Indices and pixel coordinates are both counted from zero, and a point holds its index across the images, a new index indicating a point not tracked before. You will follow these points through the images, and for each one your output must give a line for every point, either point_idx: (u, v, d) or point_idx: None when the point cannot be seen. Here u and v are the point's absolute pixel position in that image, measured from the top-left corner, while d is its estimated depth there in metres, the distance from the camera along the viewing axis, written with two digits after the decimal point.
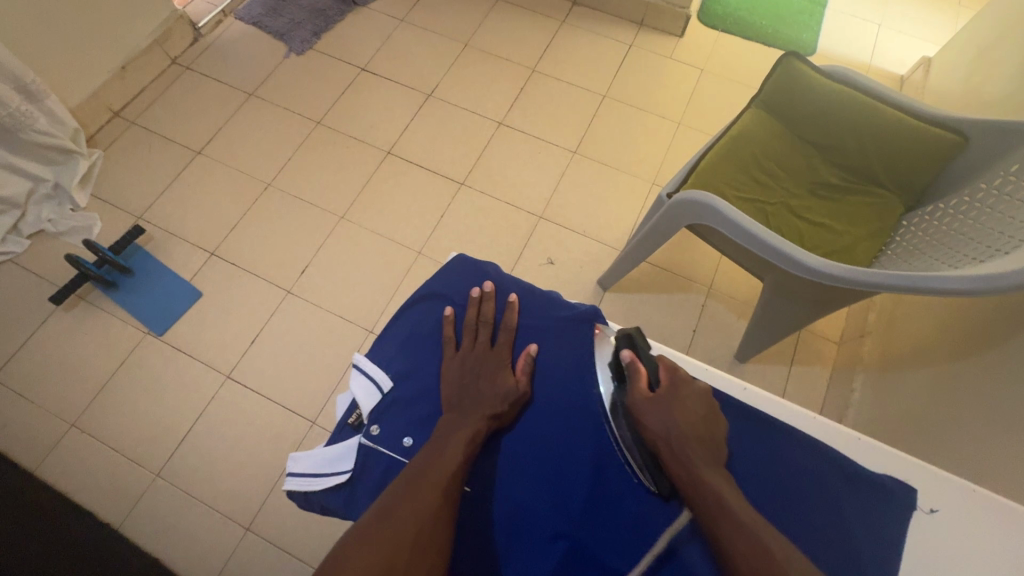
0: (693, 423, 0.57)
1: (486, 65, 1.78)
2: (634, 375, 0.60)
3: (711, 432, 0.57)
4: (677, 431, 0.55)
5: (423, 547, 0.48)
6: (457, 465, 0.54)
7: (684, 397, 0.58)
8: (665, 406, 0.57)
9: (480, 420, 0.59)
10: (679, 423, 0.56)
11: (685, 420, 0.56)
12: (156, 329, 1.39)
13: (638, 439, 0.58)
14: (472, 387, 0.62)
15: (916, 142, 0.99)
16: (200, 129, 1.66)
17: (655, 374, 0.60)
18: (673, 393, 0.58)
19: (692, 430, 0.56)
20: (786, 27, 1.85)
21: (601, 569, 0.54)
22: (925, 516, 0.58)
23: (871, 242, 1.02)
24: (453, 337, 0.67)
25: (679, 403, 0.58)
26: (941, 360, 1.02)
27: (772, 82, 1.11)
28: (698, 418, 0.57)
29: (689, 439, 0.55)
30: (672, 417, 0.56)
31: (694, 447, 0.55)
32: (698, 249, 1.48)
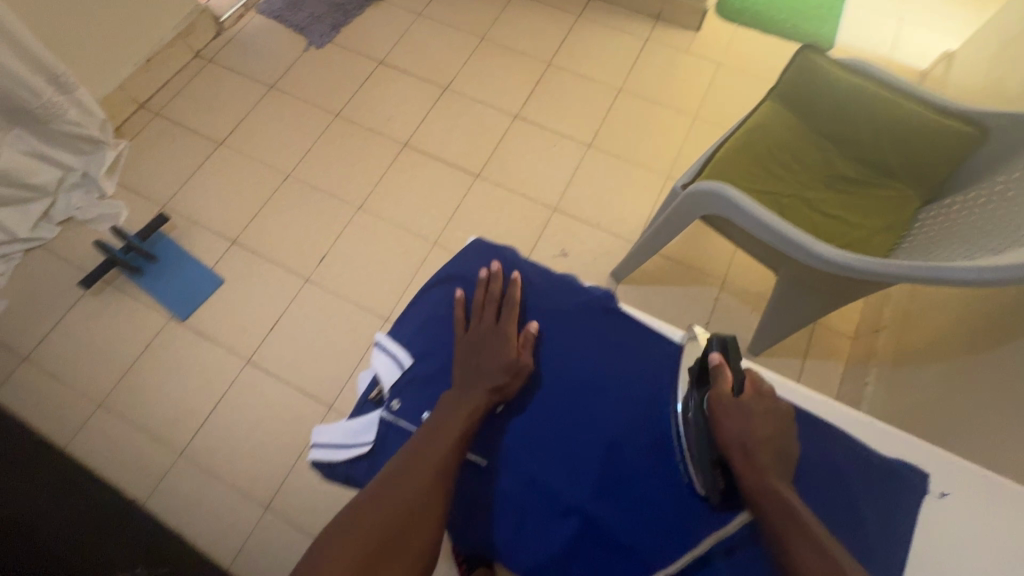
0: (770, 433, 0.55)
1: (502, 59, 1.79)
2: (719, 380, 0.59)
3: (785, 443, 0.56)
4: (750, 435, 0.55)
5: (419, 513, 0.51)
6: (459, 437, 0.57)
7: (765, 407, 0.57)
8: (746, 413, 0.56)
9: (482, 394, 0.60)
10: (758, 431, 0.55)
11: (765, 429, 0.55)
12: (179, 314, 1.43)
13: (707, 442, 0.57)
14: (476, 361, 0.63)
15: (937, 135, 0.98)
16: (222, 120, 1.70)
17: (742, 382, 0.59)
18: (758, 403, 0.57)
19: (767, 438, 0.55)
20: (804, 21, 1.84)
21: (612, 541, 0.57)
22: (935, 499, 0.59)
23: (887, 234, 1.02)
24: (463, 317, 0.68)
25: (763, 412, 0.56)
26: (956, 354, 1.02)
27: (788, 77, 1.12)
28: (777, 429, 0.56)
29: (767, 448, 0.54)
30: (755, 427, 0.55)
31: (766, 455, 0.54)
32: (712, 243, 1.48)
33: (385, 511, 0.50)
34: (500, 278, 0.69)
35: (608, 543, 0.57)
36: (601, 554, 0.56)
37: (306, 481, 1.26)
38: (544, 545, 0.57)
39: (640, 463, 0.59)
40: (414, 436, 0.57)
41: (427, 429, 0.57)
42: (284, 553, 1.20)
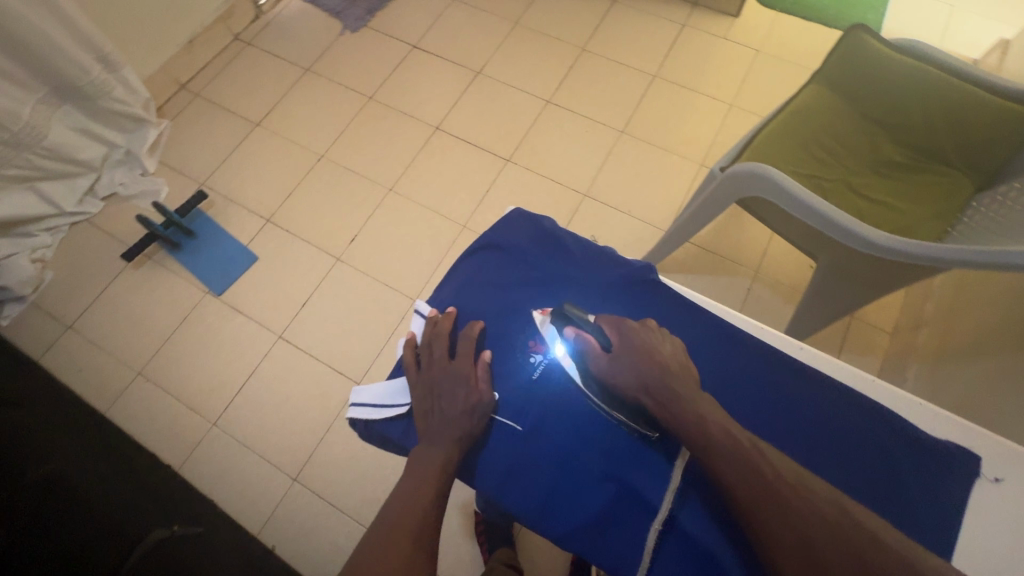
0: (666, 359, 0.57)
1: (536, 44, 1.78)
2: (587, 349, 0.58)
3: (681, 364, 0.57)
4: (653, 373, 0.55)
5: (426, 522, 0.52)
6: (448, 456, 0.55)
7: (641, 342, 0.58)
8: (626, 360, 0.56)
9: (452, 442, 0.56)
10: (655, 365, 0.56)
11: (655, 359, 0.56)
12: (214, 289, 1.47)
13: (617, 399, 0.57)
14: (435, 408, 0.58)
15: (994, 118, 0.94)
16: (259, 102, 1.73)
17: (601, 332, 0.58)
18: (629, 344, 0.57)
19: (665, 369, 0.55)
20: (849, 7, 1.78)
21: (648, 509, 0.55)
22: (989, 484, 0.57)
23: (935, 221, 0.98)
24: (414, 360, 0.63)
25: (641, 349, 0.57)
26: (1005, 348, 0.97)
27: (839, 56, 1.08)
28: (670, 353, 0.57)
29: (669, 375, 0.55)
30: (643, 362, 0.56)
31: (680, 386, 0.54)
32: (746, 232, 1.45)
33: (393, 522, 0.51)
34: (444, 318, 0.64)
35: (643, 508, 0.55)
36: (638, 522, 0.54)
37: (334, 455, 1.29)
38: (576, 509, 0.56)
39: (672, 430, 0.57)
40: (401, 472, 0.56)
41: (422, 438, 0.57)
42: (310, 523, 1.23)
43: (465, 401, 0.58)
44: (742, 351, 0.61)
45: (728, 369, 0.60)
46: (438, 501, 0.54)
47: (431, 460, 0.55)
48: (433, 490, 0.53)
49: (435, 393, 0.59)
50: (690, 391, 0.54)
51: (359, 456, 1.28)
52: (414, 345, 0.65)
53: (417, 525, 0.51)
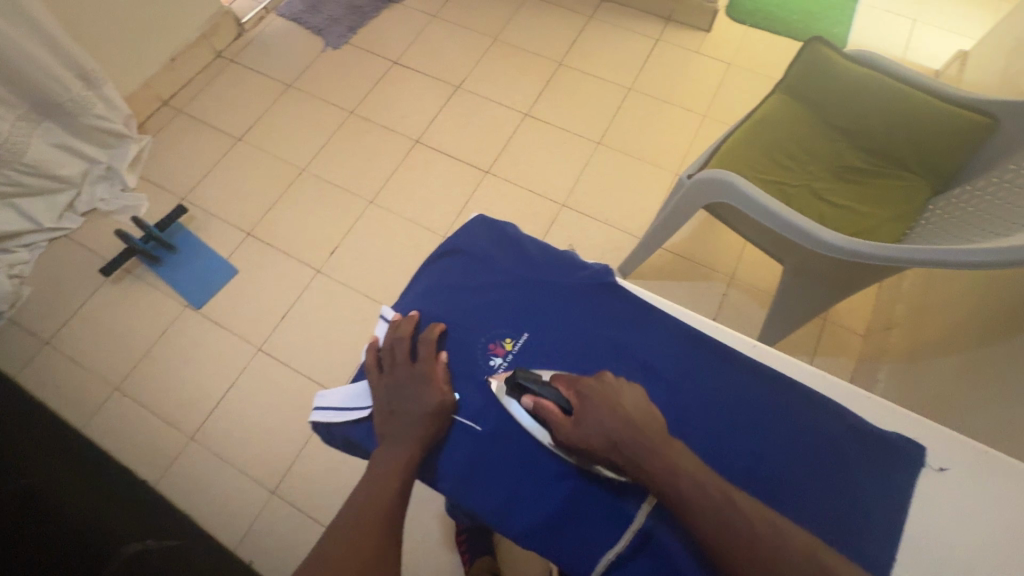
0: (630, 414, 0.53)
1: (514, 59, 1.82)
2: (548, 418, 0.54)
3: (647, 417, 0.53)
4: (615, 429, 0.52)
5: (386, 522, 0.52)
6: (410, 457, 0.56)
7: (603, 400, 0.54)
8: (592, 424, 0.53)
9: (413, 444, 0.56)
10: (617, 428, 0.52)
11: (618, 414, 0.53)
12: (194, 303, 1.47)
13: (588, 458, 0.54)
14: (397, 410, 0.59)
15: (946, 125, 0.98)
16: (241, 117, 1.75)
17: (562, 400, 0.55)
18: (590, 403, 0.54)
19: (630, 424, 0.52)
20: (816, 21, 1.84)
21: (608, 505, 0.55)
22: (935, 474, 0.58)
23: (895, 224, 1.01)
24: (376, 363, 0.64)
25: (603, 407, 0.54)
26: (969, 347, 1.00)
27: (798, 68, 1.12)
28: (632, 403, 0.54)
29: (635, 431, 0.52)
30: (607, 418, 0.53)
31: (643, 437, 0.52)
32: (721, 239, 1.48)
33: (353, 521, 0.51)
34: (406, 322, 0.65)
35: (602, 503, 0.55)
36: (596, 519, 0.55)
37: (313, 468, 1.28)
38: (536, 508, 0.56)
39: None
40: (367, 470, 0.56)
41: (385, 440, 0.57)
42: (290, 537, 1.22)
43: (424, 403, 0.59)
44: (698, 349, 0.63)
45: (686, 367, 0.62)
46: (401, 497, 0.54)
47: (392, 459, 0.55)
48: (396, 487, 0.54)
49: (398, 394, 0.60)
50: (657, 441, 0.52)
51: (339, 468, 1.28)
52: (377, 348, 0.66)
53: (376, 518, 0.52)
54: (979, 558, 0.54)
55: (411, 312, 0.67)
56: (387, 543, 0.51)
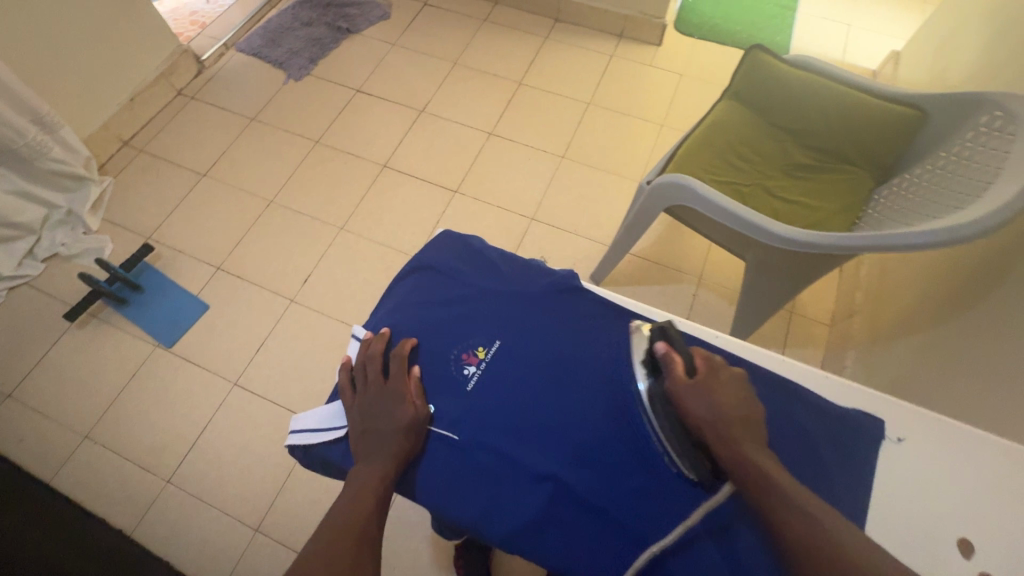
0: (735, 406, 0.54)
1: (475, 81, 1.87)
2: (672, 366, 0.56)
3: (751, 412, 0.55)
4: (718, 411, 0.53)
5: (360, 539, 0.52)
6: (383, 473, 0.56)
7: (724, 382, 0.56)
8: (708, 392, 0.54)
9: (388, 459, 0.56)
10: (723, 409, 0.53)
11: (727, 401, 0.54)
12: (165, 342, 1.44)
13: (680, 429, 0.55)
14: (371, 426, 0.59)
15: (881, 120, 1.04)
16: (205, 153, 1.75)
17: (692, 361, 0.57)
18: (715, 380, 0.55)
19: (735, 412, 0.54)
20: (758, 31, 1.94)
21: (585, 506, 0.55)
22: (894, 445, 0.61)
23: (844, 214, 1.06)
24: (350, 382, 0.64)
25: (720, 391, 0.55)
26: (926, 327, 1.05)
27: (743, 75, 1.18)
28: (739, 399, 0.55)
29: (736, 422, 0.53)
30: (722, 399, 0.54)
31: (739, 429, 0.52)
32: (687, 242, 1.53)
33: (325, 540, 0.51)
34: (379, 338, 0.66)
35: (579, 503, 0.55)
36: (573, 520, 0.55)
37: (296, 501, 1.25)
38: (515, 513, 0.56)
39: (597, 440, 0.57)
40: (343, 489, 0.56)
41: (360, 458, 0.58)
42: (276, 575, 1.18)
43: (398, 417, 0.59)
44: None
45: None
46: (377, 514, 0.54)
47: (368, 475, 0.56)
48: (371, 504, 0.54)
49: (374, 409, 0.60)
50: None
51: (324, 499, 1.25)
52: (350, 368, 0.66)
53: (350, 536, 0.51)
54: (944, 522, 0.57)
55: (381, 329, 0.68)
56: (363, 561, 0.51)
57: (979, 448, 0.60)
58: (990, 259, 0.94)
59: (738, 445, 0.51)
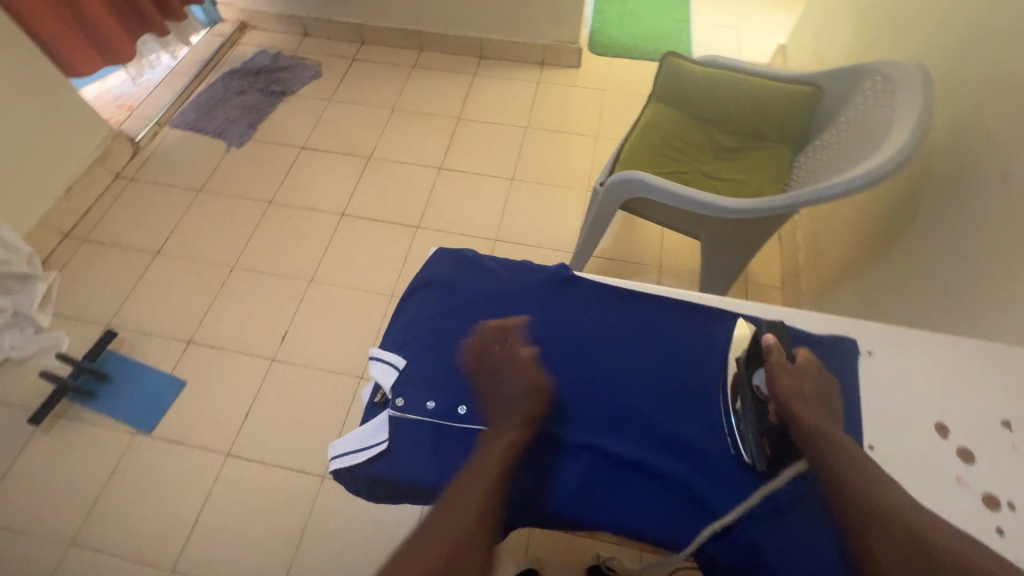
0: (814, 397, 0.58)
1: (416, 122, 1.96)
2: (771, 355, 0.61)
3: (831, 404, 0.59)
4: (800, 398, 0.58)
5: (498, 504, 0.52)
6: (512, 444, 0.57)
7: (811, 378, 0.60)
8: (796, 381, 0.59)
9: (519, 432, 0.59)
10: (804, 397, 0.58)
11: (813, 397, 0.58)
12: (144, 427, 1.38)
13: (758, 414, 0.60)
14: (498, 402, 0.61)
15: (786, 99, 1.20)
16: (155, 231, 1.72)
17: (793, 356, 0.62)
18: (807, 375, 0.60)
19: (815, 402, 0.58)
20: (663, 43, 2.15)
21: (621, 464, 0.61)
22: (867, 358, 0.67)
23: (775, 183, 1.20)
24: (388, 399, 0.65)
25: (807, 386, 0.59)
26: (864, 272, 1.18)
27: (664, 78, 1.31)
28: (820, 395, 0.59)
29: (815, 409, 0.57)
30: (806, 390, 0.59)
31: (816, 416, 0.57)
32: (641, 238, 1.64)
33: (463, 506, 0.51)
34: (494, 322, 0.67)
35: (616, 462, 0.61)
36: (613, 479, 0.61)
37: (314, 559, 1.22)
38: (560, 484, 0.60)
39: (619, 406, 0.64)
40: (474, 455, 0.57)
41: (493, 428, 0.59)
42: None
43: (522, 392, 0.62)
44: (657, 313, 0.71)
45: (657, 330, 0.70)
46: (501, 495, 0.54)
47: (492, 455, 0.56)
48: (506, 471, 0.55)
49: (425, 418, 0.64)
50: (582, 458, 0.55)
51: (342, 551, 1.22)
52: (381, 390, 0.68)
53: (480, 510, 0.50)
54: (923, 413, 0.63)
55: (400, 348, 0.70)
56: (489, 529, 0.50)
57: (934, 347, 0.68)
58: (902, 199, 1.09)
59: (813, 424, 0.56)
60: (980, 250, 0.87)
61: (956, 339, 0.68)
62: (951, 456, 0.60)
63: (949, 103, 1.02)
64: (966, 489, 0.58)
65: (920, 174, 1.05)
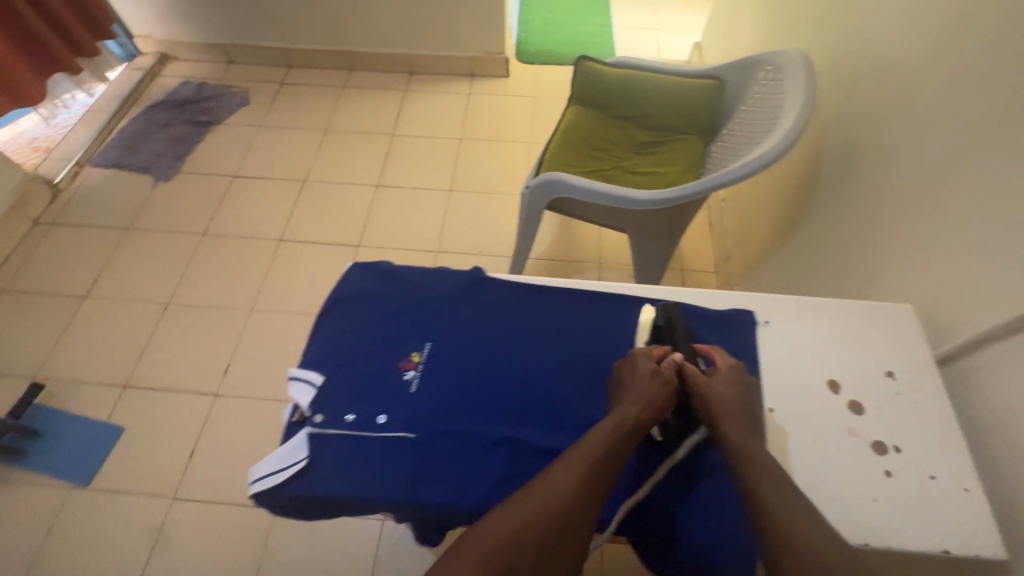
0: (732, 400, 0.62)
1: (350, 142, 1.96)
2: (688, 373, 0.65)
3: (750, 400, 0.63)
4: (720, 404, 0.62)
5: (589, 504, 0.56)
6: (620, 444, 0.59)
7: (723, 381, 0.64)
8: (713, 387, 0.63)
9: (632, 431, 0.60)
10: (720, 401, 0.62)
11: (734, 401, 0.62)
12: (81, 481, 1.31)
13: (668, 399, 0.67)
14: (626, 394, 0.63)
15: (693, 92, 1.27)
16: (82, 274, 1.65)
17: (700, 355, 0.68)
18: (726, 376, 0.64)
19: (732, 404, 0.62)
20: (587, 48, 2.23)
21: (541, 452, 0.63)
22: (764, 328, 0.72)
23: (691, 170, 1.24)
24: (310, 414, 0.65)
25: (718, 385, 0.64)
26: (780, 250, 1.25)
27: (580, 83, 1.36)
28: (732, 393, 0.63)
29: (732, 407, 0.62)
30: (728, 391, 0.63)
31: (735, 420, 0.61)
32: (579, 237, 1.69)
33: (557, 504, 0.55)
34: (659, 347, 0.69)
35: (537, 451, 0.63)
36: (533, 468, 0.62)
37: None
38: (481, 479, 0.61)
39: (536, 396, 0.67)
40: (581, 442, 0.60)
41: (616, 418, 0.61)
42: None
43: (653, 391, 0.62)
44: (570, 304, 0.75)
45: (571, 322, 0.73)
46: (591, 488, 0.56)
47: (586, 448, 0.59)
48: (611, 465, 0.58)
49: (345, 431, 0.64)
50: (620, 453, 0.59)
51: None
52: (298, 408, 0.67)
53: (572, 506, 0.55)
54: (814, 372, 0.68)
55: (318, 365, 0.69)
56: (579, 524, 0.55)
57: (822, 311, 0.73)
58: (805, 179, 1.17)
59: (731, 430, 0.60)
60: (870, 218, 0.94)
61: (840, 303, 0.74)
62: (842, 409, 0.65)
63: (834, 89, 1.10)
64: (856, 438, 0.63)
65: (817, 156, 1.13)
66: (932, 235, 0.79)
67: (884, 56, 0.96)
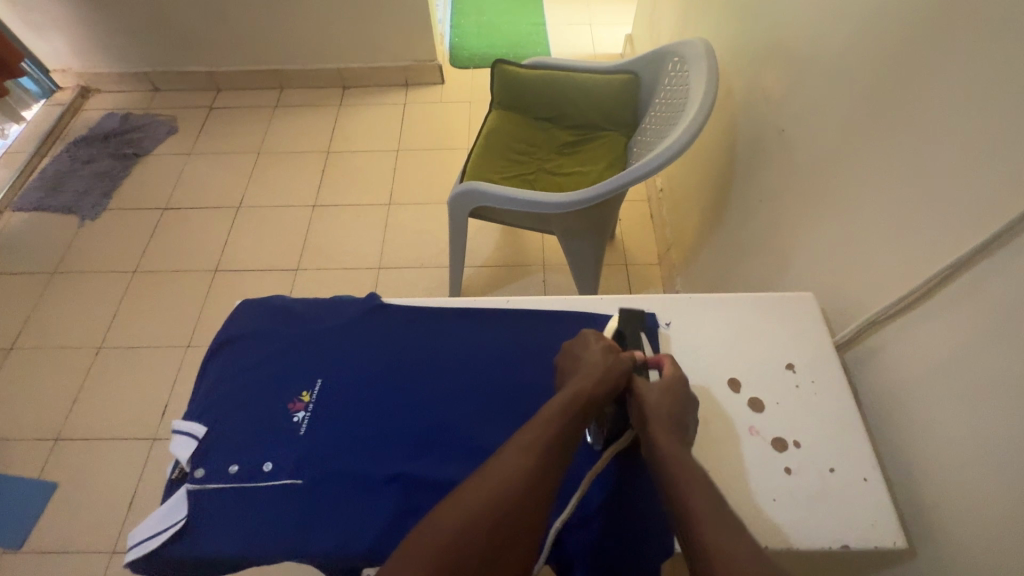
0: (659, 403, 0.59)
1: (284, 162, 1.91)
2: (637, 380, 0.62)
3: (684, 415, 0.59)
4: (655, 407, 0.58)
5: (542, 483, 0.52)
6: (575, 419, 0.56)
7: (663, 389, 0.60)
8: (648, 392, 0.60)
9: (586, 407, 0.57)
10: (656, 406, 0.58)
11: (670, 411, 0.58)
12: (13, 544, 1.25)
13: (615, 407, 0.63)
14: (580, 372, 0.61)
15: (607, 87, 1.24)
16: (6, 327, 1.57)
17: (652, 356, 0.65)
18: (669, 381, 0.61)
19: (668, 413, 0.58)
20: (521, 48, 2.21)
21: (435, 486, 0.60)
22: (665, 330, 0.71)
23: (613, 168, 1.24)
24: (194, 466, 0.62)
25: (654, 393, 0.60)
26: (713, 238, 1.24)
27: (499, 85, 1.33)
28: (670, 395, 0.60)
29: (671, 412, 0.58)
30: (665, 399, 0.59)
31: (670, 428, 0.57)
32: (523, 240, 1.66)
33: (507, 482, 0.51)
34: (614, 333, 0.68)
35: (431, 486, 0.60)
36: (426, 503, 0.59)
37: None
38: (370, 521, 0.58)
39: (430, 426, 0.65)
40: (538, 416, 0.57)
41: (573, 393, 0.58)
42: None
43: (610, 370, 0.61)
44: (469, 325, 0.73)
45: (469, 343, 0.71)
46: (544, 466, 0.53)
47: (539, 428, 0.55)
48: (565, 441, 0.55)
49: (228, 484, 0.61)
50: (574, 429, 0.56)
51: None
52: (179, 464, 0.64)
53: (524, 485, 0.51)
54: (717, 371, 0.67)
55: (200, 416, 0.66)
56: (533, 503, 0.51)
57: (724, 308, 0.72)
58: (728, 164, 1.16)
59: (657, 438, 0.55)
60: (786, 201, 0.93)
61: (740, 298, 0.73)
62: (743, 408, 0.64)
63: (746, 72, 1.09)
64: (757, 437, 0.62)
65: (737, 140, 1.12)
66: (835, 215, 0.79)
67: (784, 39, 0.95)
